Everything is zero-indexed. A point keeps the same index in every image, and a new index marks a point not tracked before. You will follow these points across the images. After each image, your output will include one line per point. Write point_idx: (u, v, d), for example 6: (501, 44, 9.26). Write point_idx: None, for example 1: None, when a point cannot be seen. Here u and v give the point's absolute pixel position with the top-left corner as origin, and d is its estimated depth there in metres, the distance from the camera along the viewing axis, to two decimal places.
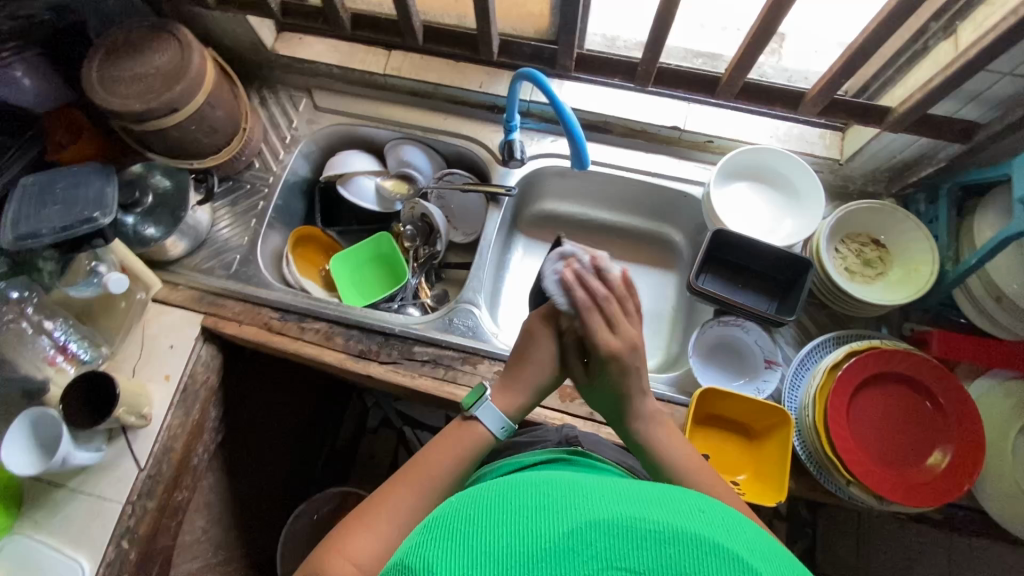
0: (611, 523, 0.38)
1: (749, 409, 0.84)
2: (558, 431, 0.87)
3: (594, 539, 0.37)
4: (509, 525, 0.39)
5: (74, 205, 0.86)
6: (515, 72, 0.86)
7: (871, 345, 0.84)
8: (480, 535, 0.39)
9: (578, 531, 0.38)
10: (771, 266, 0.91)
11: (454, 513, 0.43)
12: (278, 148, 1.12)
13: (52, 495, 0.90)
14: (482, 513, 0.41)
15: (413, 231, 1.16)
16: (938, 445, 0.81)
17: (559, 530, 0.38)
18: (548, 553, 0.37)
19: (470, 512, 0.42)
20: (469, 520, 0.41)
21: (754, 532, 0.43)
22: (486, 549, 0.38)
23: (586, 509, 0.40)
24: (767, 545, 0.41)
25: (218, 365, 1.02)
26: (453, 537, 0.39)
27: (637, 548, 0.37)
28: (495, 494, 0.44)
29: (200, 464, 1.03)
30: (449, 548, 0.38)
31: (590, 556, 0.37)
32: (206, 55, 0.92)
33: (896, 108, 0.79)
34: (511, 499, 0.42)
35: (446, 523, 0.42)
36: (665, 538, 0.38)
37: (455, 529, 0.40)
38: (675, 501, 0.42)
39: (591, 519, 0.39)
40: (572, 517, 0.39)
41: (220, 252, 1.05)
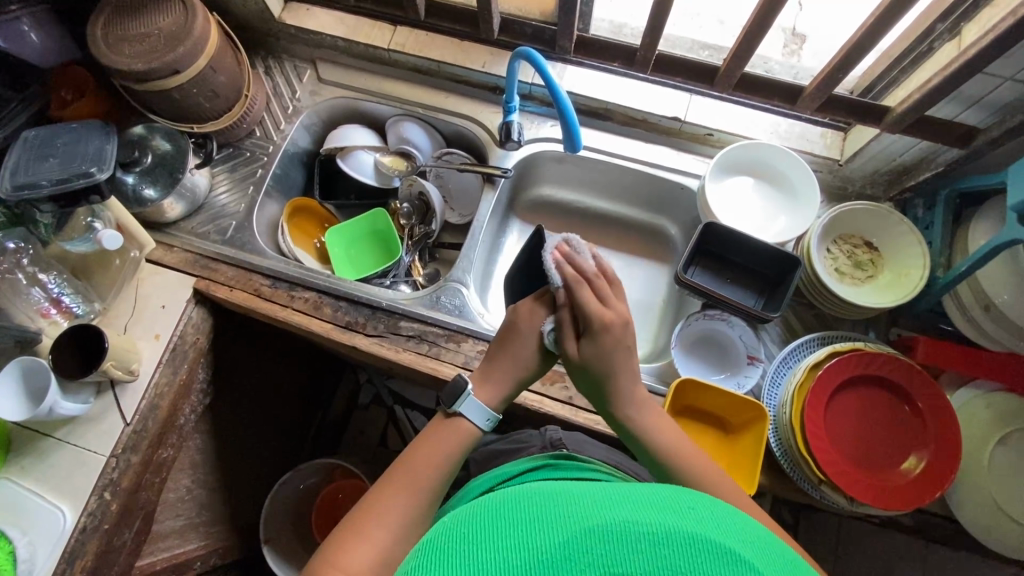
0: (606, 528, 0.36)
1: (727, 403, 0.85)
2: (542, 435, 0.91)
3: (592, 547, 0.35)
4: (503, 539, 0.37)
5: (73, 159, 0.87)
6: (513, 52, 0.85)
7: (853, 346, 0.84)
8: (476, 551, 0.37)
9: (573, 539, 0.36)
10: (761, 262, 0.90)
11: (451, 530, 0.41)
12: (280, 117, 1.13)
13: (40, 443, 0.92)
14: (474, 527, 0.39)
15: (410, 209, 1.18)
16: (914, 451, 0.81)
17: (554, 540, 0.36)
18: (544, 563, 0.35)
19: (461, 528, 0.40)
20: (466, 536, 0.39)
21: (760, 529, 0.41)
22: (481, 565, 0.36)
23: (580, 515, 0.38)
24: (774, 543, 0.40)
25: (208, 328, 1.04)
26: (446, 554, 0.38)
27: (636, 552, 0.35)
28: (490, 506, 0.41)
29: (186, 423, 1.05)
30: (441, 567, 0.36)
31: (587, 565, 0.35)
32: (210, 19, 0.93)
33: (895, 108, 0.78)
34: (504, 510, 0.40)
35: (438, 541, 0.40)
36: (664, 541, 0.36)
37: (450, 547, 0.38)
38: (676, 500, 0.40)
39: (587, 526, 0.37)
40: (566, 526, 0.37)
41: (216, 218, 1.06)
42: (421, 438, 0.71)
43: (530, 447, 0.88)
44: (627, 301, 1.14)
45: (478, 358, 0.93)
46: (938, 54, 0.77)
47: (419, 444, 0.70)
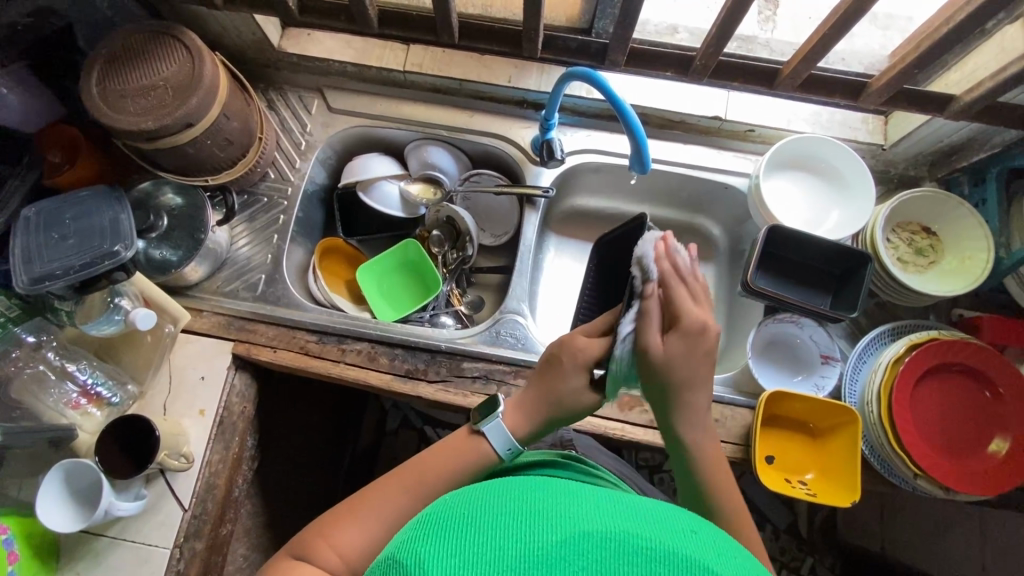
0: (603, 537, 0.37)
1: (814, 408, 0.84)
2: (554, 435, 0.92)
3: (586, 550, 0.36)
4: (501, 530, 0.38)
5: (89, 237, 0.79)
6: (565, 72, 0.81)
7: (929, 336, 0.84)
8: (472, 536, 0.38)
9: (570, 541, 0.37)
10: (826, 260, 0.90)
11: (447, 510, 0.42)
12: (293, 155, 1.04)
13: (92, 545, 0.84)
14: (476, 513, 0.41)
15: (440, 235, 1.12)
16: (998, 432, 0.82)
17: (551, 541, 0.37)
18: (540, 560, 0.35)
19: (461, 510, 0.42)
20: (461, 518, 0.40)
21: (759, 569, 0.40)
22: (480, 550, 0.37)
23: (579, 519, 0.38)
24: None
25: (253, 393, 0.97)
26: (444, 533, 0.39)
27: (631, 564, 0.35)
28: (486, 502, 0.42)
29: (240, 494, 0.99)
30: (439, 543, 0.38)
31: (581, 566, 0.35)
32: (217, 62, 0.84)
33: (961, 96, 0.77)
34: (504, 503, 0.41)
35: (436, 518, 0.41)
36: (660, 558, 0.35)
37: (446, 527, 0.39)
38: (673, 518, 0.40)
39: (584, 530, 0.37)
40: (564, 528, 0.37)
41: (242, 273, 0.98)
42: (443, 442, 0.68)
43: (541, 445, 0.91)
44: None
45: None
46: (999, 38, 0.76)
47: (437, 450, 0.67)
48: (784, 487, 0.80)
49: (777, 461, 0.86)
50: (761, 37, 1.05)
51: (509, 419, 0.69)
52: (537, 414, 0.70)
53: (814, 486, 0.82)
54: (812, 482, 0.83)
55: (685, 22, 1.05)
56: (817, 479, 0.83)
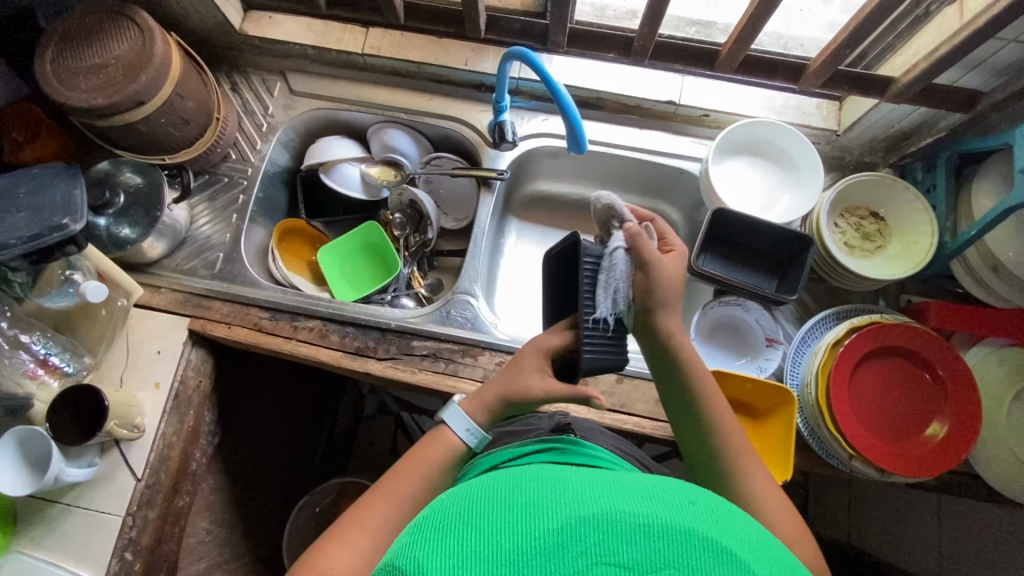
0: (600, 518, 0.37)
1: (754, 389, 0.85)
2: (551, 419, 0.85)
3: (585, 535, 0.36)
4: (499, 526, 0.38)
5: (40, 211, 0.81)
6: (505, 52, 0.83)
7: (871, 319, 0.85)
8: (472, 534, 0.38)
9: (570, 527, 0.37)
10: (771, 244, 0.90)
11: (444, 510, 0.42)
12: (254, 136, 1.06)
13: (47, 511, 0.87)
14: (475, 508, 0.40)
15: (403, 219, 1.13)
16: (937, 416, 0.82)
17: (549, 527, 0.37)
18: (538, 549, 0.36)
19: (459, 508, 0.41)
20: (459, 517, 0.40)
21: (755, 530, 0.42)
22: (479, 547, 0.37)
23: (574, 504, 0.39)
24: (762, 542, 0.40)
25: (209, 368, 0.99)
26: (447, 532, 0.38)
27: (628, 542, 0.36)
28: (484, 494, 0.42)
29: (199, 467, 1.01)
30: (440, 545, 0.37)
31: (581, 552, 0.36)
32: (170, 41, 0.86)
33: (900, 78, 0.77)
34: (500, 496, 0.41)
35: (439, 521, 0.40)
36: (656, 533, 0.37)
37: (445, 527, 0.39)
38: (665, 492, 0.41)
39: (582, 514, 0.38)
40: (562, 514, 0.38)
41: (201, 251, 1.01)
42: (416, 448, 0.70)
43: (538, 430, 0.83)
44: None
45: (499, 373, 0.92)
46: (938, 19, 0.75)
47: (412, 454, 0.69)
48: None
49: None
50: (719, 23, 1.05)
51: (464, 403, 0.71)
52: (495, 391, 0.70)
53: None
54: None
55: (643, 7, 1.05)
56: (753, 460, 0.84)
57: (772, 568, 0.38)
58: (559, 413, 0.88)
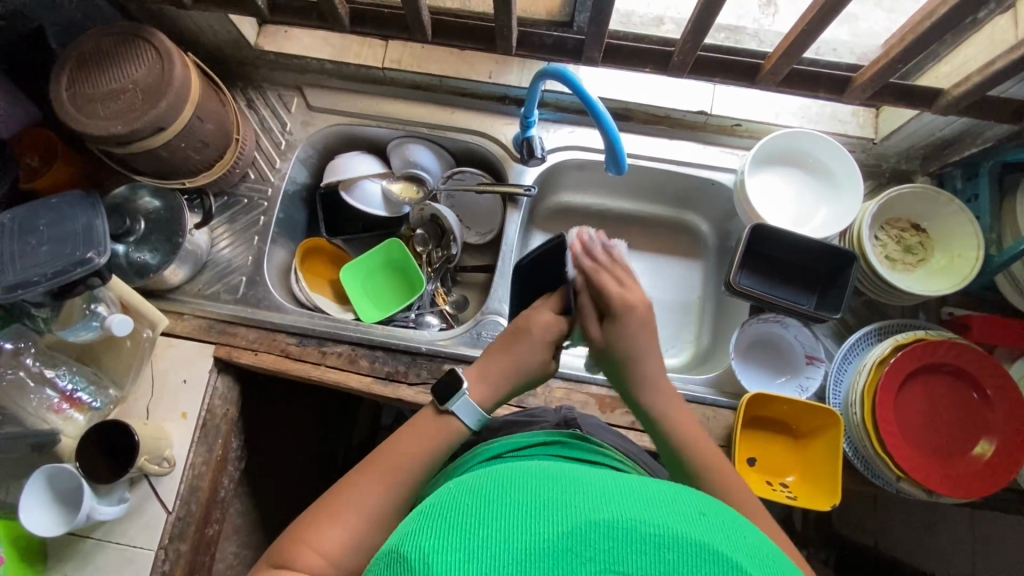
0: (610, 525, 0.35)
1: (798, 410, 0.83)
2: (556, 414, 0.82)
3: (593, 541, 0.34)
4: (502, 522, 0.36)
5: (62, 243, 0.78)
6: (538, 70, 0.81)
7: (916, 336, 0.82)
8: (476, 530, 0.36)
9: (578, 531, 0.35)
10: (811, 259, 0.88)
11: (447, 501, 0.40)
12: (273, 155, 1.03)
13: (79, 546, 0.86)
14: (477, 502, 0.38)
15: (425, 234, 1.11)
16: (984, 435, 0.81)
17: (557, 529, 0.35)
18: (545, 552, 0.34)
19: (462, 501, 0.39)
20: (463, 509, 0.38)
21: (769, 548, 0.39)
22: (480, 544, 0.35)
23: (585, 507, 0.36)
24: (776, 559, 0.38)
25: (235, 395, 0.97)
26: (449, 525, 0.36)
27: (639, 552, 0.34)
28: (486, 488, 0.40)
29: (227, 495, 1.00)
30: (442, 538, 0.35)
31: (588, 558, 0.34)
32: (188, 63, 0.83)
33: (949, 91, 0.74)
34: (506, 490, 0.39)
35: (441, 512, 0.38)
36: (667, 544, 0.34)
37: (448, 520, 0.37)
38: (678, 500, 0.38)
39: (592, 519, 0.35)
40: (571, 516, 0.36)
41: (223, 274, 0.98)
42: (407, 426, 0.67)
43: (544, 423, 0.79)
44: (662, 304, 1.10)
45: (532, 394, 0.91)
46: (989, 29, 0.73)
47: (402, 433, 0.66)
48: (766, 492, 0.79)
49: (758, 463, 0.84)
50: (748, 28, 1.01)
51: (473, 391, 0.68)
52: (502, 382, 0.70)
53: (795, 489, 0.81)
54: (793, 484, 0.83)
55: (670, 13, 1.01)
56: (798, 482, 0.83)
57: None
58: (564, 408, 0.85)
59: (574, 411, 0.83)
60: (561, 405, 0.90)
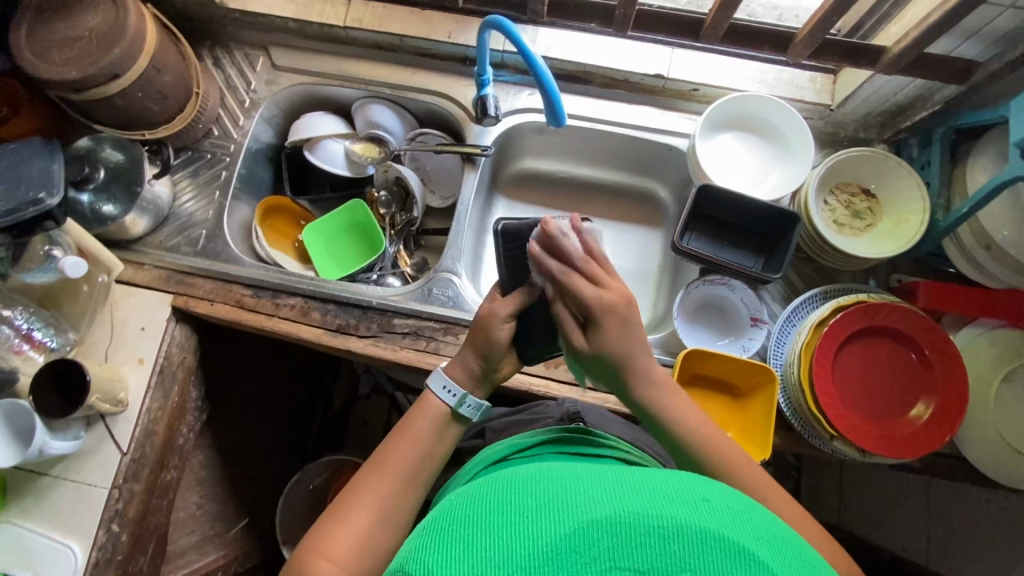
0: (613, 521, 0.37)
1: (735, 367, 0.84)
2: (560, 408, 0.85)
3: (598, 538, 0.36)
4: (509, 532, 0.38)
5: (17, 185, 0.81)
6: (482, 22, 0.82)
7: (857, 299, 0.83)
8: (481, 540, 0.38)
9: (582, 530, 0.37)
10: (758, 221, 0.88)
11: (454, 514, 0.42)
12: (237, 112, 1.05)
13: (36, 483, 0.89)
14: (483, 512, 0.40)
15: (388, 197, 1.11)
16: (921, 398, 0.81)
17: (559, 531, 0.37)
18: (550, 554, 0.36)
19: (470, 511, 0.41)
20: (469, 521, 0.40)
21: (777, 527, 0.41)
22: (486, 553, 0.36)
23: (588, 506, 0.38)
24: (782, 539, 0.40)
25: (194, 345, 0.99)
26: (456, 540, 0.38)
27: (643, 545, 0.36)
28: (492, 497, 0.42)
29: (186, 443, 1.02)
30: (450, 551, 0.37)
31: (593, 557, 0.36)
32: (145, 12, 0.84)
33: (891, 48, 0.74)
34: (508, 500, 0.41)
35: (446, 524, 0.41)
36: (672, 535, 0.36)
37: (455, 533, 0.39)
38: (677, 490, 0.40)
39: (596, 517, 0.37)
40: (574, 517, 0.37)
41: (184, 228, 1.00)
42: (400, 428, 0.67)
43: (547, 420, 0.82)
44: (621, 272, 1.11)
45: None
46: None
47: (395, 435, 0.66)
48: None
49: None
50: None
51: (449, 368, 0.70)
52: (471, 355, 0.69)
53: None
54: None
55: None
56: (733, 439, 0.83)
57: (793, 571, 0.37)
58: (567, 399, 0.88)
59: (578, 403, 0.86)
60: None
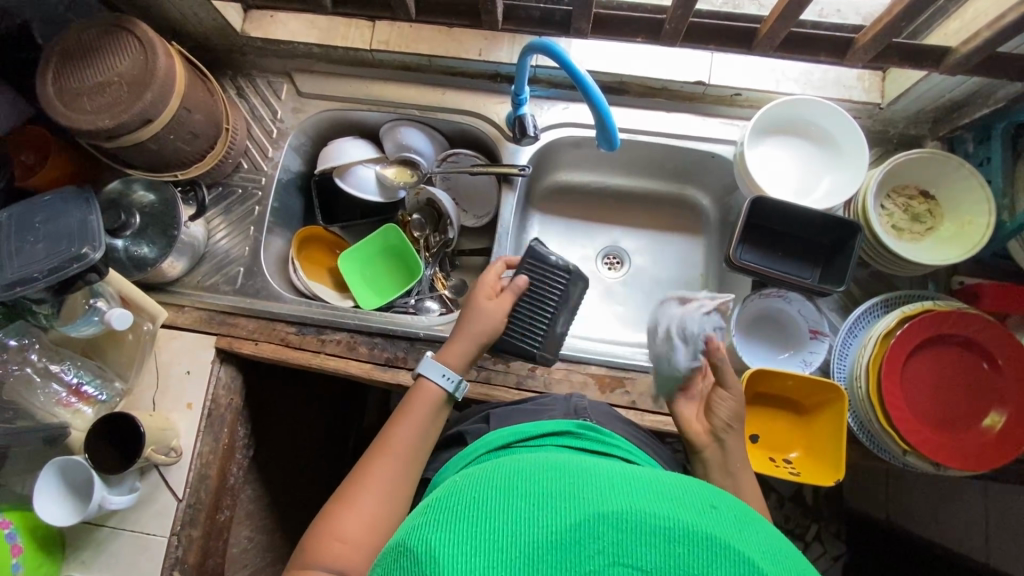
0: (620, 517, 0.36)
1: (802, 386, 0.82)
2: (567, 403, 0.79)
3: (602, 532, 0.35)
4: (511, 513, 0.37)
5: (59, 240, 0.79)
6: (525, 44, 0.79)
7: (924, 307, 0.80)
8: (484, 520, 0.37)
9: (587, 523, 0.36)
10: (816, 230, 0.85)
11: (455, 494, 0.41)
12: (265, 143, 1.03)
13: (95, 534, 0.88)
14: (485, 494, 0.39)
15: (421, 219, 1.10)
16: (995, 406, 0.79)
17: (562, 520, 0.36)
18: (552, 543, 0.35)
19: (470, 491, 0.40)
20: (471, 500, 0.39)
21: (786, 547, 0.39)
22: (487, 534, 0.36)
23: (594, 499, 0.37)
24: (786, 552, 0.37)
25: (239, 384, 0.98)
26: (456, 515, 0.37)
27: (648, 544, 0.35)
28: (494, 481, 0.41)
29: (237, 482, 1.01)
30: (452, 528, 0.36)
31: (597, 550, 0.35)
32: (172, 52, 0.82)
33: (957, 48, 0.71)
34: (513, 481, 0.40)
35: (446, 504, 0.40)
36: (677, 536, 0.35)
37: (457, 511, 0.38)
38: (687, 494, 0.39)
39: (601, 511, 0.36)
40: (580, 509, 0.36)
41: (221, 266, 0.99)
42: (398, 414, 0.72)
43: (554, 414, 0.77)
44: (663, 283, 1.08)
45: (532, 375, 0.90)
46: None
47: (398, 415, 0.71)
48: (767, 468, 0.80)
49: (761, 441, 0.85)
50: None
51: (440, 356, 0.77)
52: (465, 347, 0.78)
53: (798, 466, 0.81)
54: (797, 460, 0.82)
55: None
56: (802, 458, 0.82)
57: None
58: (575, 395, 0.83)
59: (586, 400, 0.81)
60: (560, 386, 0.90)
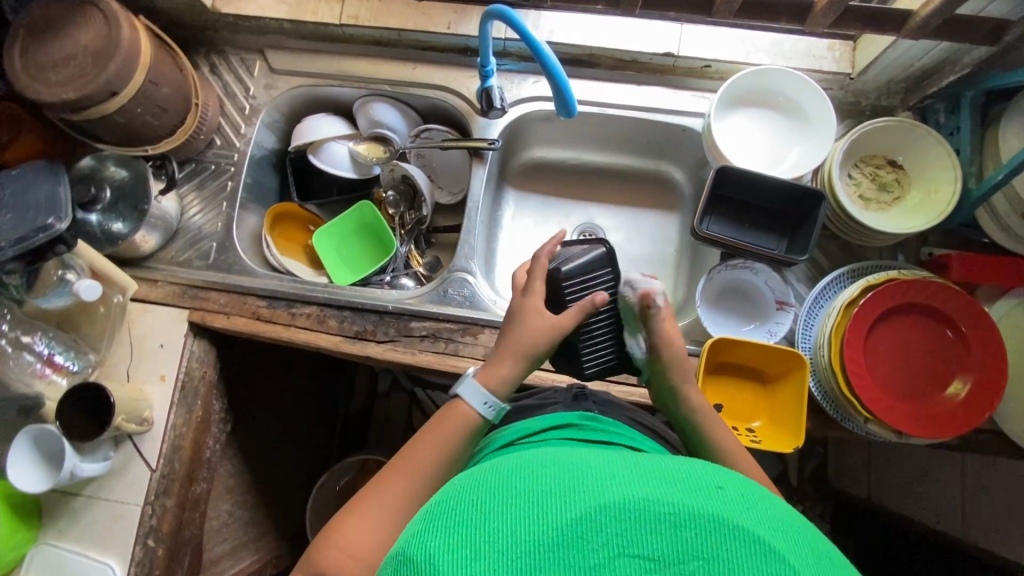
0: (622, 507, 0.33)
1: (765, 355, 0.82)
2: (568, 393, 0.78)
3: (606, 525, 0.32)
4: (514, 514, 0.34)
5: (26, 211, 0.80)
6: (484, 12, 0.79)
7: (889, 276, 0.80)
8: (486, 524, 0.34)
9: (589, 516, 0.33)
10: (782, 201, 0.85)
11: (456, 496, 0.38)
12: (238, 120, 1.03)
13: (71, 503, 0.90)
14: (486, 496, 0.36)
15: (396, 196, 1.09)
16: (958, 375, 0.78)
17: (563, 515, 0.33)
18: (554, 541, 0.32)
19: (470, 494, 0.37)
20: (472, 506, 0.36)
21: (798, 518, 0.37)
22: (489, 541, 0.33)
23: (596, 488, 0.34)
24: (801, 530, 0.35)
25: (213, 358, 0.99)
26: (456, 522, 0.35)
27: (654, 533, 0.32)
28: (494, 481, 0.38)
29: (213, 455, 1.02)
30: (451, 538, 0.34)
31: (602, 543, 0.32)
32: (137, 24, 0.82)
33: (918, 11, 0.70)
34: (512, 479, 0.37)
35: (447, 509, 0.37)
36: (683, 522, 0.32)
37: (457, 519, 0.35)
38: (690, 475, 0.36)
39: (604, 502, 0.33)
40: (583, 502, 0.34)
41: (194, 242, 1.00)
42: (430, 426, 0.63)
43: (556, 405, 0.75)
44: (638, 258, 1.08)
45: None
46: None
47: (427, 428, 0.63)
48: None
49: (725, 409, 0.84)
50: None
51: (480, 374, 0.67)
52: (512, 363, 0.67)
53: (760, 434, 0.81)
54: (759, 430, 0.82)
55: None
56: (764, 427, 0.82)
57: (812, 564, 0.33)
58: (575, 386, 0.82)
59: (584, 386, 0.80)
60: None
